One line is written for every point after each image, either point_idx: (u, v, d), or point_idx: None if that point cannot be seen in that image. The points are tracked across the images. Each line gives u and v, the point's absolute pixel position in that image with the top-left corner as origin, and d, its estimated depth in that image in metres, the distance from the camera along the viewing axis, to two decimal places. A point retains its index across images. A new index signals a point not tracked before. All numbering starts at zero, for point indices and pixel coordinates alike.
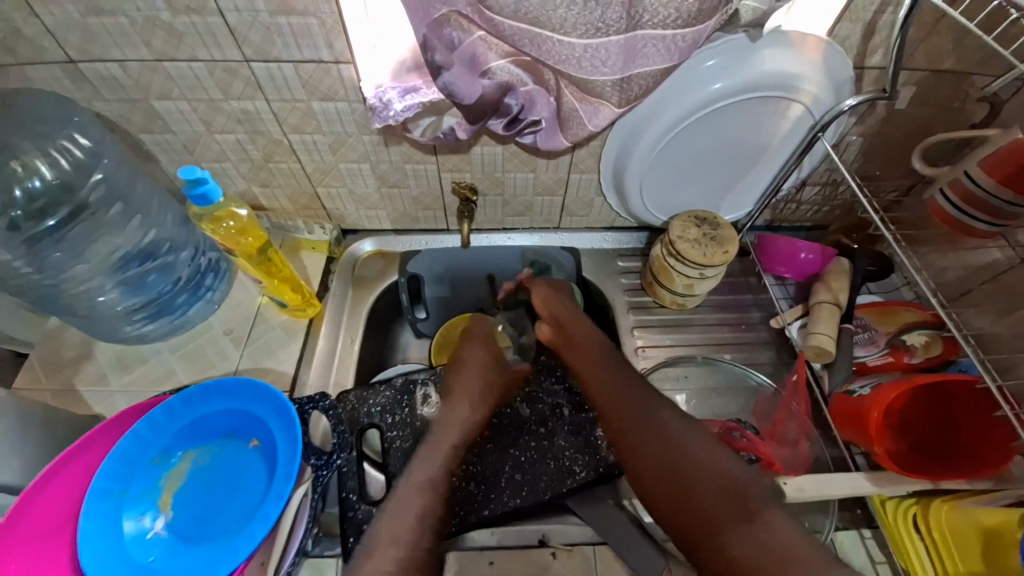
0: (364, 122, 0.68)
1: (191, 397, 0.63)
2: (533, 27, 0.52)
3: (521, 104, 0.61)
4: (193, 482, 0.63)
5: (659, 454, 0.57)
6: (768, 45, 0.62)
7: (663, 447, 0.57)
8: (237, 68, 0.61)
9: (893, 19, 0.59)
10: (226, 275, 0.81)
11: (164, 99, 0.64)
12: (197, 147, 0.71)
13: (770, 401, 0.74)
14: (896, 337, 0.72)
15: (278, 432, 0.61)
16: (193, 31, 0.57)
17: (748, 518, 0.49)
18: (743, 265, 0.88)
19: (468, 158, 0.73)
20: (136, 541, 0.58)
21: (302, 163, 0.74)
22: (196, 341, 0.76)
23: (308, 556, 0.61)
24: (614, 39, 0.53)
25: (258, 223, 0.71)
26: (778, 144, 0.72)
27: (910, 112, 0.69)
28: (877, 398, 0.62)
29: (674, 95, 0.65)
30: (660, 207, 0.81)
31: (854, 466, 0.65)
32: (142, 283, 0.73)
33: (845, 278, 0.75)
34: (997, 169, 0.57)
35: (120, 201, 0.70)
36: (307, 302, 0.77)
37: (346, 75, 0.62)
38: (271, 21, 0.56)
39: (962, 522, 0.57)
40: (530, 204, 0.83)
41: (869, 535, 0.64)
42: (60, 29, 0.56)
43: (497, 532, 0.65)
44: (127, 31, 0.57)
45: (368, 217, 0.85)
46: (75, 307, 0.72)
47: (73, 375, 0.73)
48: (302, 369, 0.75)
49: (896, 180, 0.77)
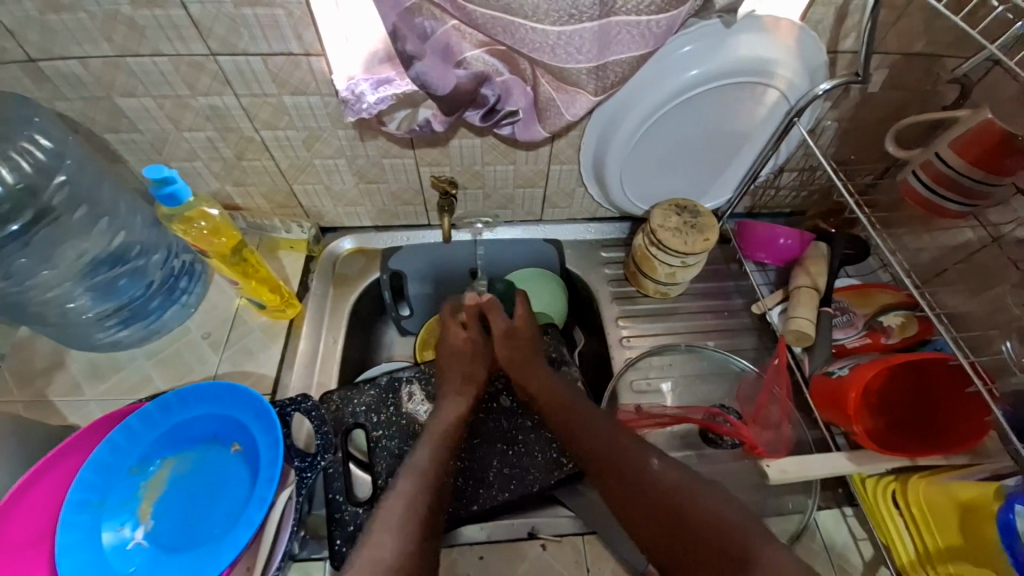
0: (338, 116, 0.66)
1: (168, 403, 0.61)
2: (506, 15, 0.51)
3: (498, 95, 0.60)
4: (174, 489, 0.62)
5: (645, 497, 0.56)
6: (743, 31, 0.62)
7: (647, 488, 0.56)
8: (203, 63, 0.59)
9: (864, 3, 0.59)
10: (202, 277, 0.78)
11: (128, 97, 0.62)
12: (165, 146, 0.69)
13: (752, 386, 0.74)
14: (873, 319, 0.73)
15: (260, 435, 0.59)
16: (155, 25, 0.55)
17: (743, 565, 0.48)
18: (724, 252, 0.88)
19: (447, 151, 0.72)
20: (116, 552, 0.57)
21: (277, 160, 0.72)
22: (173, 346, 0.74)
23: (294, 559, 0.60)
24: (588, 26, 0.52)
25: (231, 223, 0.69)
26: (756, 131, 0.73)
27: (883, 95, 0.70)
28: (855, 378, 0.62)
29: (651, 83, 0.64)
30: (641, 196, 0.81)
31: (835, 446, 0.66)
32: (114, 288, 0.71)
33: (823, 263, 0.75)
34: (968, 150, 0.58)
35: (86, 203, 0.67)
36: (286, 303, 0.76)
37: (318, 68, 0.60)
38: (236, 13, 0.54)
39: (939, 496, 0.58)
40: (512, 196, 0.82)
41: (851, 513, 0.65)
42: (16, 27, 0.54)
43: (487, 526, 0.64)
44: (85, 26, 0.54)
45: (347, 214, 0.84)
46: (44, 315, 0.70)
47: (45, 385, 0.70)
48: (284, 370, 0.73)
49: (871, 164, 0.78)
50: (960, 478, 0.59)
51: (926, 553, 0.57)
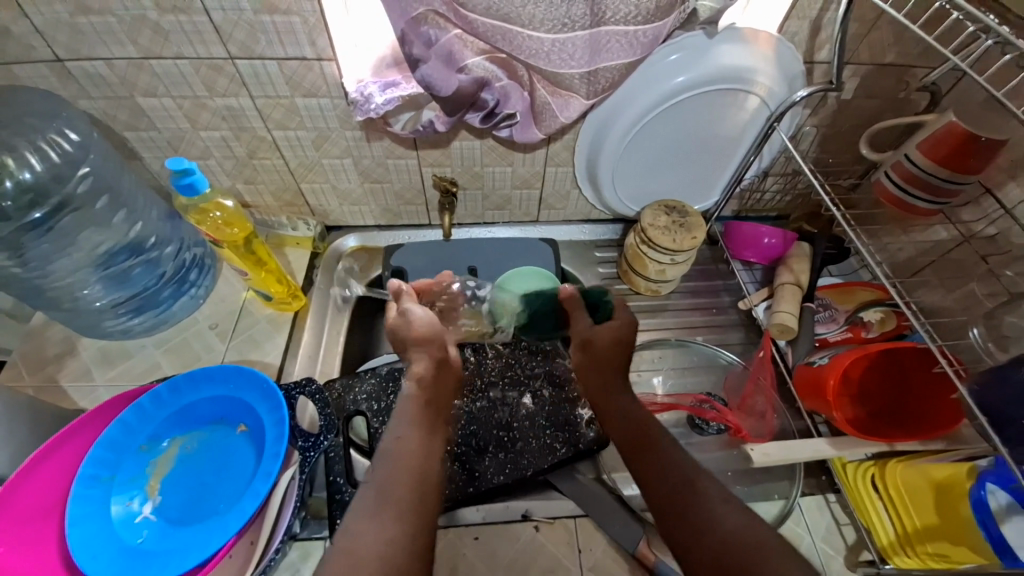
0: (347, 117, 0.70)
1: (179, 384, 0.64)
2: (505, 23, 0.56)
3: (497, 99, 0.64)
4: (181, 467, 0.64)
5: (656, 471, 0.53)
6: (725, 42, 0.67)
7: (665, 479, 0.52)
8: (222, 66, 0.63)
9: (835, 16, 0.64)
10: (211, 271, 0.82)
11: (149, 97, 0.66)
12: (181, 143, 0.73)
13: (739, 378, 0.77)
14: (854, 315, 0.76)
15: (266, 416, 0.62)
16: (180, 30, 0.59)
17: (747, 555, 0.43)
18: (713, 253, 0.92)
19: (448, 152, 0.76)
20: (124, 524, 0.59)
21: (286, 159, 0.76)
22: (181, 335, 0.77)
23: (296, 538, 0.63)
24: (580, 34, 0.57)
25: (244, 215, 0.73)
26: (740, 135, 0.77)
27: (859, 104, 0.74)
28: (834, 366, 0.65)
29: (641, 88, 0.69)
30: (632, 197, 0.85)
31: (816, 433, 0.69)
32: (127, 277, 0.75)
33: (805, 261, 0.79)
34: (935, 151, 0.62)
35: (107, 194, 0.71)
36: (292, 295, 0.79)
37: (329, 72, 0.64)
38: (255, 19, 0.58)
39: (917, 479, 0.62)
40: (510, 197, 0.86)
41: (834, 499, 0.67)
42: (47, 28, 0.58)
43: (482, 508, 0.66)
44: (113, 30, 0.58)
45: (351, 213, 0.87)
46: (60, 301, 0.73)
47: (56, 371, 0.73)
48: (288, 360, 0.76)
49: (851, 167, 0.83)
50: (934, 461, 0.62)
51: (905, 533, 0.59)
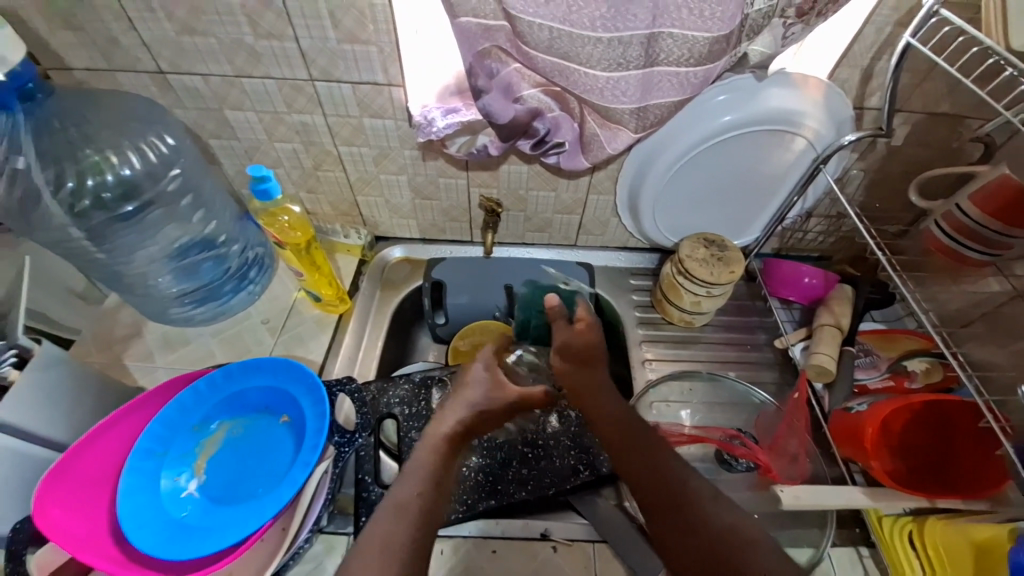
0: (407, 138, 0.76)
1: (232, 372, 0.68)
2: (564, 61, 0.59)
3: (548, 128, 0.69)
4: (227, 449, 0.69)
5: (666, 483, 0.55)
6: (773, 85, 0.69)
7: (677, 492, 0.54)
8: (303, 86, 0.70)
9: (887, 66, 0.66)
10: (269, 270, 0.88)
11: (236, 110, 0.73)
12: (256, 153, 0.80)
13: (772, 417, 0.76)
14: (897, 363, 0.74)
15: (309, 409, 0.65)
16: (271, 53, 0.66)
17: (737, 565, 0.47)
18: (749, 289, 0.92)
19: (497, 175, 0.81)
20: (171, 497, 0.63)
21: (347, 172, 0.82)
22: (236, 327, 0.83)
23: (323, 531, 0.65)
24: (633, 74, 0.60)
25: (308, 220, 0.78)
26: (784, 174, 0.78)
27: (909, 151, 0.74)
28: (873, 413, 0.65)
29: (688, 125, 0.71)
30: (671, 228, 0.87)
31: (852, 482, 0.68)
32: (197, 269, 0.81)
33: (847, 304, 0.78)
34: (987, 203, 0.62)
35: (190, 193, 0.79)
36: (340, 298, 0.84)
37: (397, 96, 0.70)
38: (337, 48, 0.65)
39: (956, 540, 0.59)
40: (550, 221, 0.89)
41: (867, 554, 0.65)
42: (153, 43, 0.65)
43: (502, 522, 0.67)
44: (213, 50, 0.66)
45: (400, 225, 0.92)
46: (134, 286, 0.80)
47: (122, 351, 0.80)
48: (330, 359, 0.81)
49: (897, 214, 0.82)
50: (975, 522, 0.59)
51: None
